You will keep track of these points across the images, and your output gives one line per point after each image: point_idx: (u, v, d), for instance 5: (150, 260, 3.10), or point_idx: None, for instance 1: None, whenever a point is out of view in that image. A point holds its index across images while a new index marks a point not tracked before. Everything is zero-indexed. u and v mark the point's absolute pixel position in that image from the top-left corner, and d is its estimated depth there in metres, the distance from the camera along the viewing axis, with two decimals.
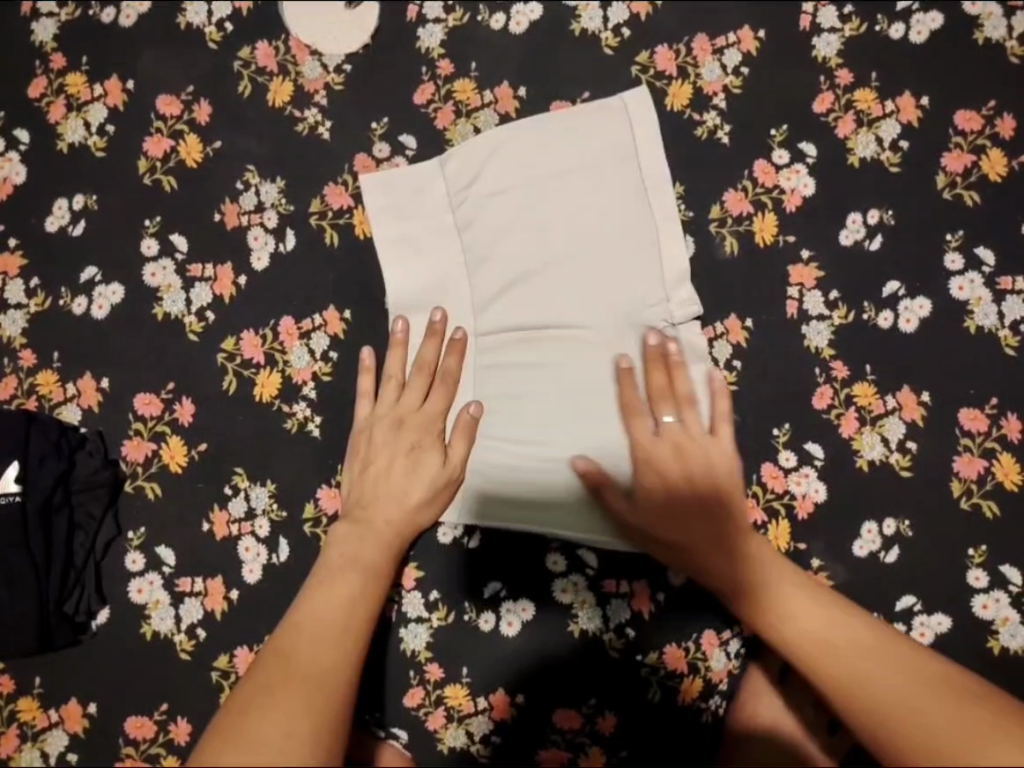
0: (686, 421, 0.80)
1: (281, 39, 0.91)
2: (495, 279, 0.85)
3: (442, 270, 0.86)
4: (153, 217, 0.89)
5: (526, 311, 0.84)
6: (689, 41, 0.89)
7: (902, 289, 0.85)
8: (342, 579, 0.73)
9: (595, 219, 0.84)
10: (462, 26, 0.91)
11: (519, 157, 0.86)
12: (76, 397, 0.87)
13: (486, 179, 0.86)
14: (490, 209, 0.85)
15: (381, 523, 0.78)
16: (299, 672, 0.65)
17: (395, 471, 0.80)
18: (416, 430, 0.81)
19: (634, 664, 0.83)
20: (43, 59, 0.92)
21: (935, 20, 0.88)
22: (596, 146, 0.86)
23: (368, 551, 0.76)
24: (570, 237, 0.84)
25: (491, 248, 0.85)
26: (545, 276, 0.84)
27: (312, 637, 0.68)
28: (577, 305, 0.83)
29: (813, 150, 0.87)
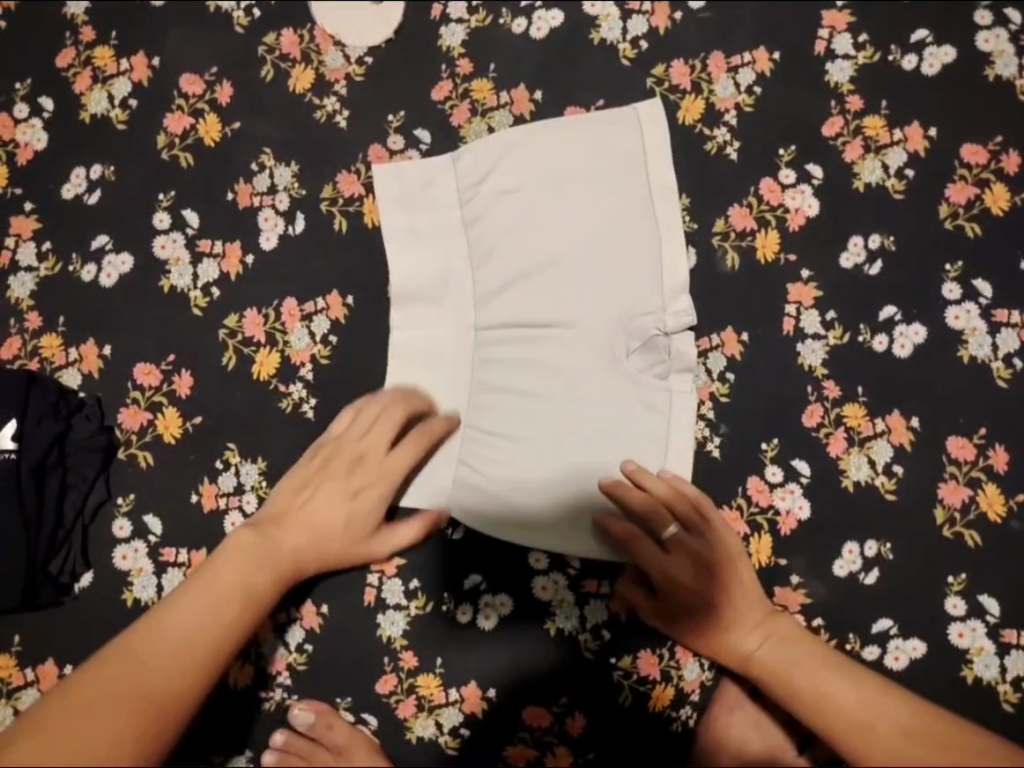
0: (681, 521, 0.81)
1: (306, 28, 0.93)
2: (498, 276, 0.86)
3: (447, 264, 0.87)
4: (167, 192, 0.90)
5: (527, 310, 0.85)
6: (705, 57, 0.91)
7: (898, 314, 0.86)
8: (231, 583, 0.73)
9: (600, 226, 0.85)
10: (484, 28, 0.92)
11: (531, 161, 0.87)
12: (77, 362, 0.88)
13: (497, 179, 0.87)
14: (499, 209, 0.87)
15: (286, 543, 0.77)
16: (141, 681, 0.66)
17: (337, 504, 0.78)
18: (335, 456, 0.79)
19: (607, 666, 0.83)
20: (73, 31, 0.94)
21: (948, 54, 0.90)
22: (605, 156, 0.87)
23: (257, 569, 0.75)
24: (576, 242, 0.85)
25: (497, 246, 0.86)
26: (548, 278, 0.85)
27: (166, 645, 0.69)
28: (579, 307, 0.84)
29: (819, 172, 0.89)
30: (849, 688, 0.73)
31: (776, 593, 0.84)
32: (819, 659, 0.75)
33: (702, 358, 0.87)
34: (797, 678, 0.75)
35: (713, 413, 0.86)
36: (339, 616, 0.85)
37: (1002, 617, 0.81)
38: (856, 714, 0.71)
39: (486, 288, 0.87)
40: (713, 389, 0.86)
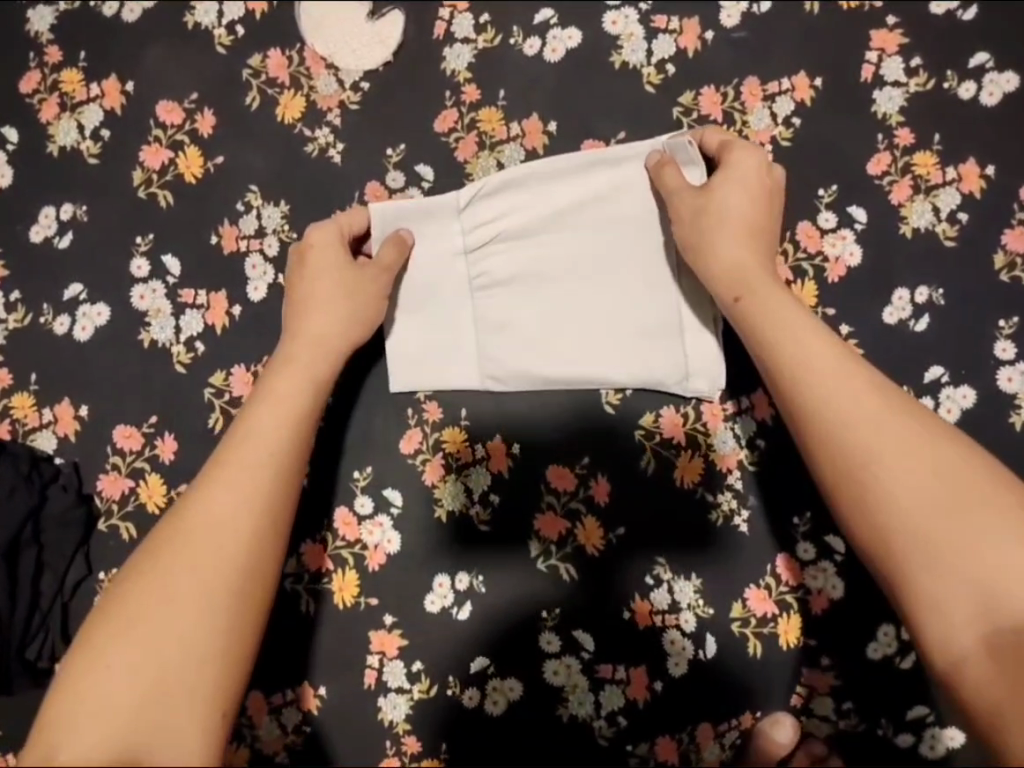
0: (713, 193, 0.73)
1: (294, 48, 0.84)
2: (508, 337, 0.79)
3: (450, 324, 0.80)
4: (145, 234, 0.82)
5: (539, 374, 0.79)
6: (738, 84, 0.82)
7: (946, 376, 0.79)
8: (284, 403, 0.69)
9: (620, 285, 0.77)
10: (492, 49, 0.83)
11: (542, 209, 0.78)
12: (52, 424, 0.81)
13: (506, 231, 0.78)
14: (508, 266, 0.79)
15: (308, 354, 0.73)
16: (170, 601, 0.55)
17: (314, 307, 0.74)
18: (326, 264, 0.75)
19: (623, 753, 0.79)
20: (38, 52, 0.85)
21: (1011, 81, 0.80)
22: (627, 201, 0.76)
23: (297, 389, 0.70)
24: (596, 305, 0.78)
25: (505, 306, 0.79)
26: (564, 345, 0.78)
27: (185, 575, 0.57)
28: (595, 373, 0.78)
29: (863, 216, 0.80)
30: (875, 424, 0.63)
31: (804, 675, 0.79)
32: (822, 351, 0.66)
33: (730, 423, 0.79)
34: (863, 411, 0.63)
35: (741, 483, 0.79)
36: (338, 698, 0.80)
37: None
38: (848, 411, 0.63)
39: (491, 342, 0.79)
40: (741, 457, 0.79)
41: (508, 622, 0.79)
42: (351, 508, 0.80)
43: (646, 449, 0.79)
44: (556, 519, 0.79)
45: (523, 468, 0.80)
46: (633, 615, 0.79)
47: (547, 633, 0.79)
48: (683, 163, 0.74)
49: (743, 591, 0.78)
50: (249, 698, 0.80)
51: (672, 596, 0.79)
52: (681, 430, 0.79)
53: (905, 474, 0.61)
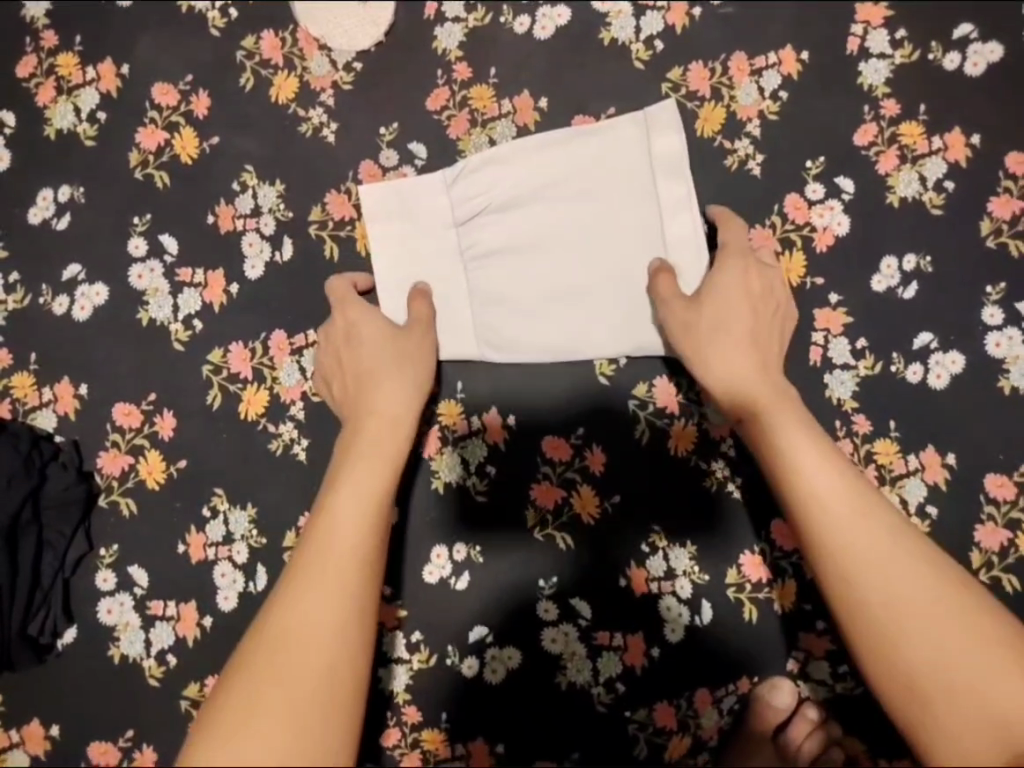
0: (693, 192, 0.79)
1: (288, 30, 0.85)
2: (505, 307, 0.80)
3: (447, 296, 0.80)
4: (142, 215, 0.83)
5: (540, 338, 0.79)
6: (726, 59, 0.83)
7: (935, 342, 0.80)
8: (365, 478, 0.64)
9: (611, 247, 0.78)
10: (483, 27, 0.84)
11: (534, 182, 0.79)
12: (52, 402, 0.82)
13: (498, 202, 0.80)
14: (502, 236, 0.79)
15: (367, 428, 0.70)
16: (257, 704, 0.51)
17: (354, 367, 0.74)
18: (364, 345, 0.74)
19: (622, 719, 0.80)
20: (34, 37, 0.87)
21: (995, 51, 0.81)
22: (617, 167, 0.78)
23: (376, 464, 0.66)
24: (592, 271, 0.78)
25: (502, 277, 0.79)
26: (563, 311, 0.79)
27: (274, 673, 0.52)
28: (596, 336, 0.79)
29: (850, 186, 0.81)
30: (862, 523, 0.60)
31: (800, 640, 0.79)
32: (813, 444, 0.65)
33: None
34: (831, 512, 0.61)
35: (735, 452, 0.79)
36: None
37: None
38: (827, 496, 0.62)
39: (489, 313, 0.80)
40: (734, 425, 0.79)
41: (506, 591, 0.80)
42: None
43: (640, 419, 0.80)
44: (552, 488, 0.80)
45: (519, 439, 0.81)
46: (629, 582, 0.80)
47: (545, 603, 0.80)
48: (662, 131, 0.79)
49: (738, 557, 0.79)
50: None
51: (668, 563, 0.80)
52: (674, 400, 0.80)
53: (900, 581, 0.58)
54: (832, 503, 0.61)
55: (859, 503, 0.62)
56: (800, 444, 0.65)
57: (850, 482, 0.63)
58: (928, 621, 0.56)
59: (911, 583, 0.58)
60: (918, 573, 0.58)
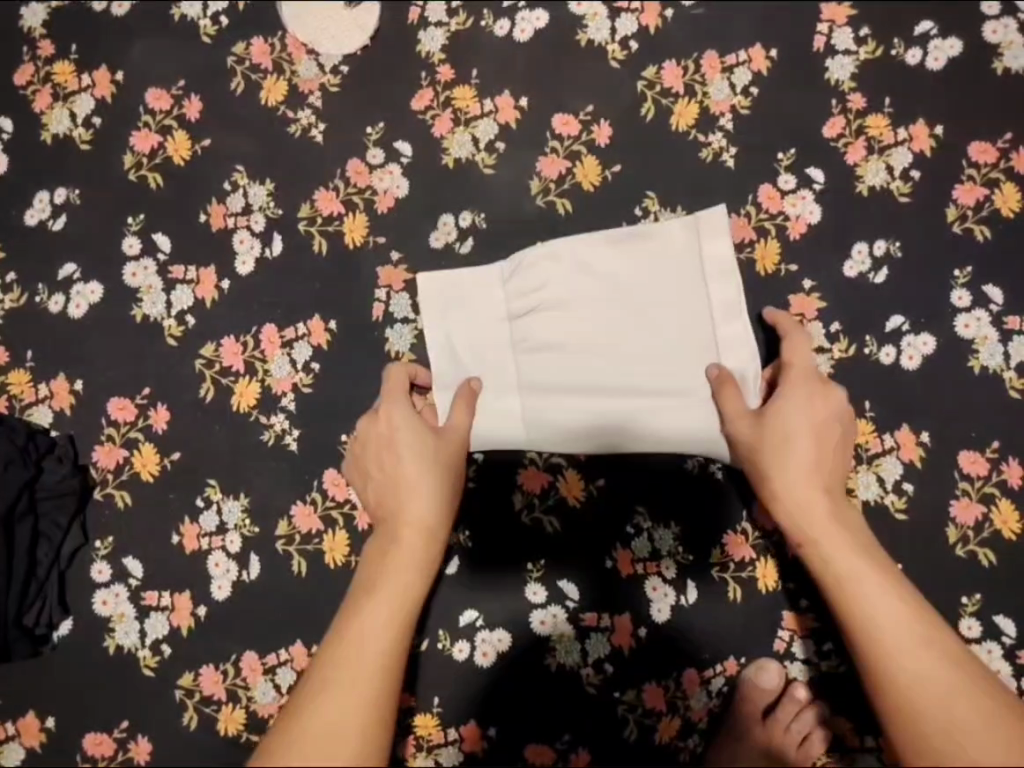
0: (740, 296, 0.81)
1: (277, 36, 0.88)
2: (554, 392, 0.79)
3: (493, 374, 0.80)
4: (136, 215, 0.86)
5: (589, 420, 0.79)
6: (698, 57, 0.86)
7: (906, 324, 0.82)
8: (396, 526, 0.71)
9: (663, 346, 0.79)
10: (465, 31, 0.87)
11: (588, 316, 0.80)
12: (48, 398, 0.84)
13: (551, 284, 0.80)
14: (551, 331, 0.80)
15: (403, 526, 0.70)
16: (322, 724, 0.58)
17: (386, 462, 0.73)
18: (383, 437, 0.74)
19: (611, 701, 0.81)
20: (31, 46, 0.89)
21: (954, 46, 0.85)
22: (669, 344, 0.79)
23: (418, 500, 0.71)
24: (641, 365, 0.79)
25: (551, 376, 0.79)
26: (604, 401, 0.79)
27: (329, 718, 0.58)
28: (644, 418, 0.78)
29: (821, 176, 0.84)
30: (833, 531, 0.68)
31: (784, 619, 0.81)
32: (800, 464, 0.71)
33: None
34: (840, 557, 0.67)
35: None
36: None
37: (1019, 638, 0.78)
38: (801, 499, 0.70)
39: (537, 407, 0.79)
40: None
41: (495, 575, 0.82)
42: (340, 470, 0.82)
43: None
44: (538, 473, 0.82)
45: None
46: (616, 563, 0.81)
47: (533, 585, 0.82)
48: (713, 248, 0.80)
49: (721, 537, 0.81)
50: (244, 659, 0.80)
51: (652, 544, 0.81)
52: None
53: (871, 602, 0.64)
54: (802, 516, 0.70)
55: (826, 514, 0.69)
56: (793, 460, 0.71)
57: (822, 518, 0.69)
58: (905, 642, 0.61)
59: (879, 602, 0.64)
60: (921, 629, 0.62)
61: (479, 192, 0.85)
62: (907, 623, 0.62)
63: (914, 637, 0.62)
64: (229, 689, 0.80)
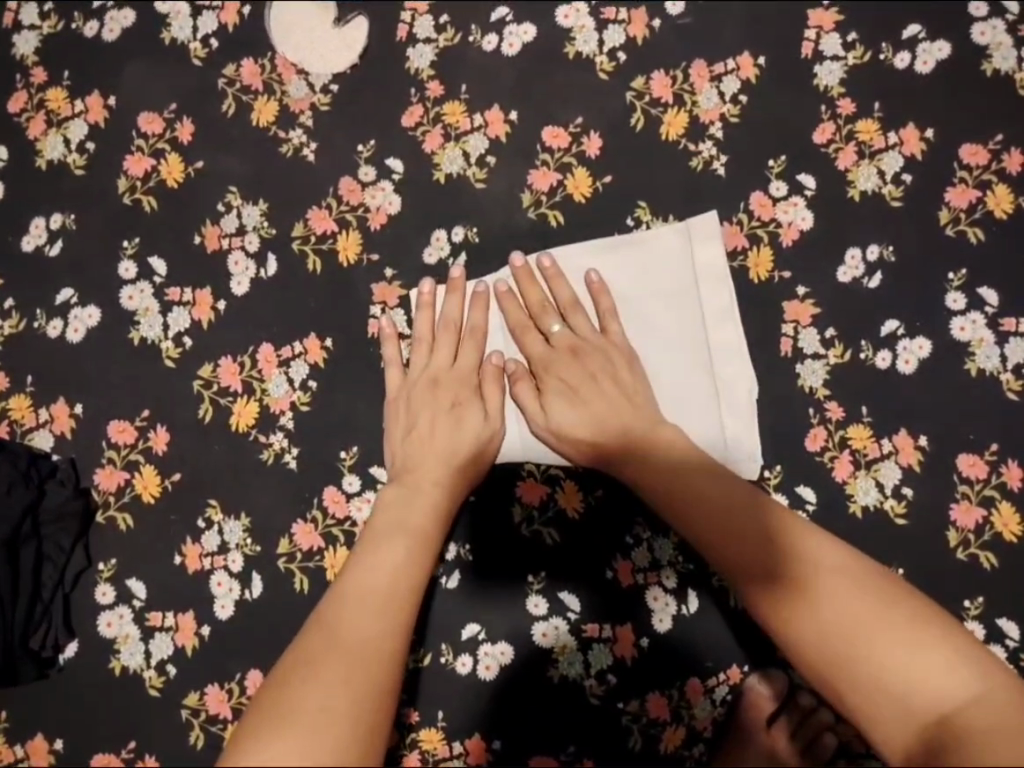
0: (576, 327, 0.79)
1: (266, 57, 0.88)
2: None
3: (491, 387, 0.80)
4: (132, 238, 0.87)
5: (579, 417, 0.75)
6: (686, 67, 0.87)
7: (901, 328, 0.82)
8: (384, 550, 0.67)
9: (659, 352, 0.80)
10: (453, 47, 0.88)
11: (579, 316, 0.79)
12: (49, 423, 0.85)
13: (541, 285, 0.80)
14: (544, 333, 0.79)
15: (428, 485, 0.74)
16: (328, 687, 0.55)
17: (438, 423, 0.77)
18: (453, 387, 0.79)
19: (615, 711, 0.81)
20: (24, 73, 0.90)
21: (943, 49, 0.85)
22: (666, 342, 0.79)
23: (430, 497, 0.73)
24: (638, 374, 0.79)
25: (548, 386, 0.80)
26: None
27: (332, 680, 0.56)
28: (635, 413, 0.75)
29: (812, 183, 0.84)
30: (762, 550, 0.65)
31: None
32: (713, 494, 0.69)
33: None
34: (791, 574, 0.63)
35: None
36: None
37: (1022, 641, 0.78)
38: (724, 528, 0.67)
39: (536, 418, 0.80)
40: None
41: (497, 589, 0.82)
42: (340, 487, 0.82)
43: None
44: (537, 484, 0.82)
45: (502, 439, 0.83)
46: (617, 574, 0.81)
47: (534, 598, 0.82)
48: (706, 252, 0.82)
49: None
50: (248, 678, 0.80)
51: (652, 554, 0.81)
52: None
53: (830, 599, 0.61)
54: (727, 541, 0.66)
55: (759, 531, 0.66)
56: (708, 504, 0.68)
57: (751, 537, 0.66)
58: (877, 634, 0.59)
59: (833, 593, 0.61)
60: (882, 608, 0.60)
61: (471, 207, 0.85)
62: (863, 621, 0.59)
63: (867, 634, 0.59)
64: (234, 707, 0.80)
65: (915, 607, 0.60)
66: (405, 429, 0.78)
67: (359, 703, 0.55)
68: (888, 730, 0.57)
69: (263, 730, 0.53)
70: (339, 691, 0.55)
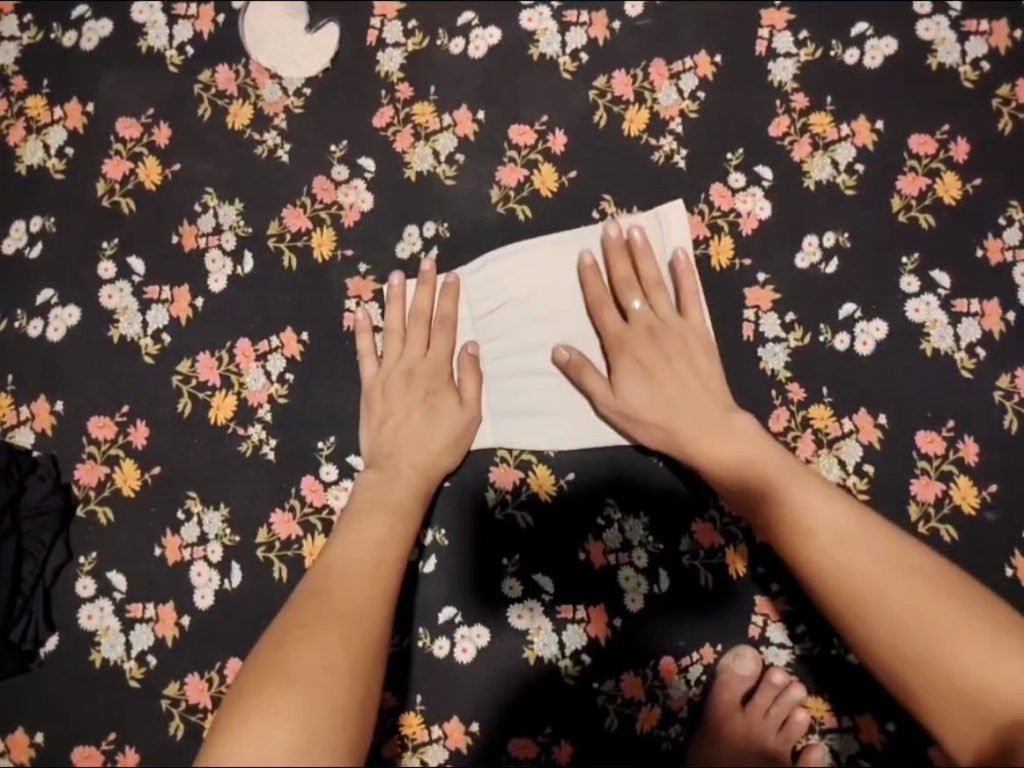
0: (655, 307, 0.82)
1: (240, 63, 0.91)
2: (525, 393, 0.84)
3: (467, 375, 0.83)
4: (111, 239, 0.89)
5: (650, 398, 0.79)
6: (646, 66, 0.90)
7: (858, 311, 0.85)
8: (367, 531, 0.71)
9: None
10: (421, 51, 0.91)
11: (661, 298, 0.82)
12: (29, 420, 0.86)
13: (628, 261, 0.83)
14: (624, 309, 0.82)
15: (407, 469, 0.78)
16: (324, 649, 0.58)
17: (415, 411, 0.81)
18: (427, 378, 0.82)
19: (591, 691, 0.82)
20: (5, 83, 0.93)
21: (889, 45, 0.89)
22: None
23: (405, 484, 0.77)
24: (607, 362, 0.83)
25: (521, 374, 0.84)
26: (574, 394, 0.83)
27: (328, 642, 0.59)
28: (707, 394, 0.79)
29: (769, 174, 0.88)
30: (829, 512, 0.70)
31: (756, 603, 0.83)
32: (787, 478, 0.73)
33: None
34: (840, 562, 0.68)
35: None
36: None
37: None
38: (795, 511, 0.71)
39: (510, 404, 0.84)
40: None
41: (471, 572, 0.84)
42: (317, 476, 0.84)
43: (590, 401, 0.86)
44: (510, 470, 0.85)
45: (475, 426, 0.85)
46: (589, 555, 0.83)
47: (509, 580, 0.84)
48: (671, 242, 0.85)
49: (690, 525, 0.83)
50: (228, 666, 0.81)
51: (624, 535, 0.83)
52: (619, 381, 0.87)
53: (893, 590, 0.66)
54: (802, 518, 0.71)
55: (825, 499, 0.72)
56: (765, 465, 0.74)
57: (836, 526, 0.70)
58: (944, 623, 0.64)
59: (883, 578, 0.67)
60: (958, 613, 0.65)
61: (441, 203, 0.88)
62: (929, 614, 0.65)
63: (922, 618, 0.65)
64: (214, 696, 0.81)
65: (986, 610, 0.65)
66: (380, 418, 0.81)
67: (355, 668, 0.58)
68: (960, 734, 0.62)
69: (257, 693, 0.55)
70: (335, 651, 0.58)
